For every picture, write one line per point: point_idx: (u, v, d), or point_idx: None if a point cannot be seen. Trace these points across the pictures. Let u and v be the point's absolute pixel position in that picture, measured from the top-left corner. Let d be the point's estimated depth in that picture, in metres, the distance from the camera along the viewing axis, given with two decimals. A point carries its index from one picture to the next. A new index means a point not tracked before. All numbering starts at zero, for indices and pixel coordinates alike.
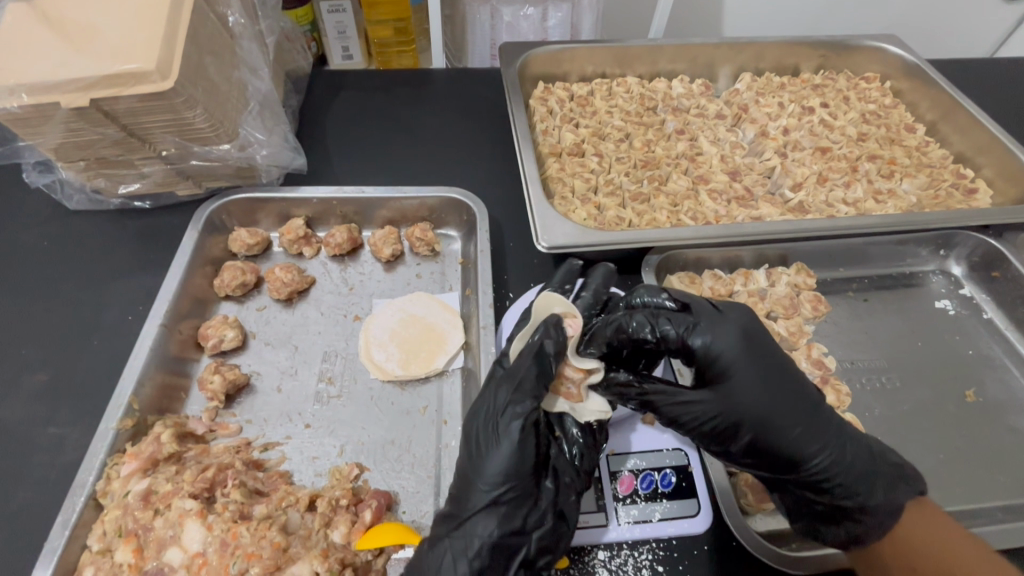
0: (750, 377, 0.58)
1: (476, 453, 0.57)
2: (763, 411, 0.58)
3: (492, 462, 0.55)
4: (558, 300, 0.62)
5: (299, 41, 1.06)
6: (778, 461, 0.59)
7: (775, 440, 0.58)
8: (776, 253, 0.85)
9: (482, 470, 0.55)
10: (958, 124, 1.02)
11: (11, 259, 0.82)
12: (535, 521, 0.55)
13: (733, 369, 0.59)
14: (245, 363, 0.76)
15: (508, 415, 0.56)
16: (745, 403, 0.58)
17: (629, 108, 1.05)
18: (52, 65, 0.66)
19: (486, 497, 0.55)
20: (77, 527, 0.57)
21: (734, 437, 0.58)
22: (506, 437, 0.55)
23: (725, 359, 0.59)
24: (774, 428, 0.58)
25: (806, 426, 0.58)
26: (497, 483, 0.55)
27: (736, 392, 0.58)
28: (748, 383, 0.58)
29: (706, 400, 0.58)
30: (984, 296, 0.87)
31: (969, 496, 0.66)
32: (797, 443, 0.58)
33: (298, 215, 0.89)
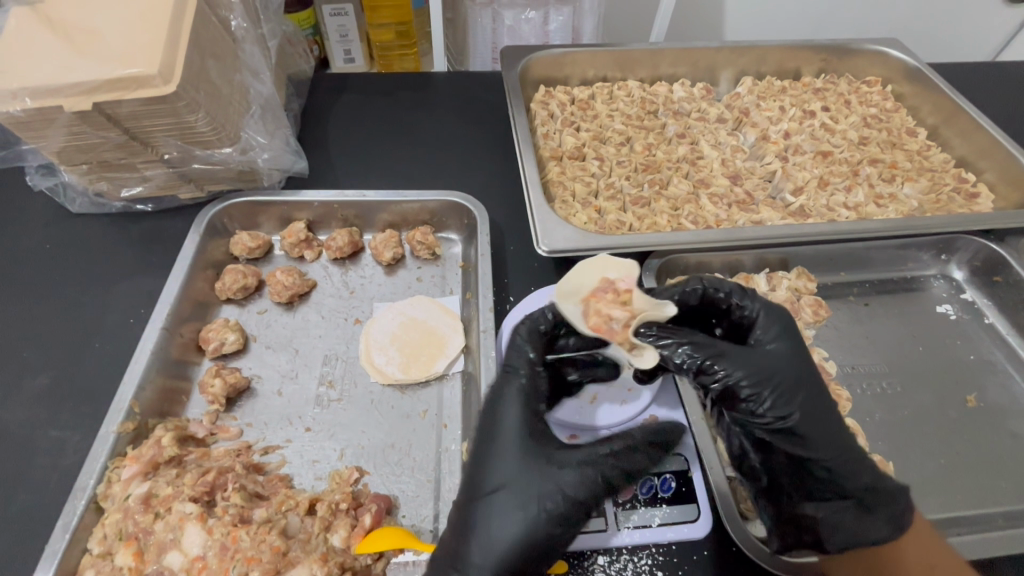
0: (800, 352, 0.60)
1: (516, 508, 0.56)
2: (809, 385, 0.59)
3: (540, 523, 0.55)
4: (615, 263, 0.68)
5: (300, 45, 1.06)
6: (814, 442, 0.58)
7: (813, 417, 0.58)
8: (777, 257, 0.85)
9: (521, 527, 0.55)
10: (960, 128, 1.02)
11: (13, 262, 0.82)
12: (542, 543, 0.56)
13: (783, 342, 0.61)
14: (246, 366, 0.76)
15: (567, 479, 0.57)
16: (799, 371, 0.59)
17: (630, 111, 1.05)
18: (55, 69, 0.67)
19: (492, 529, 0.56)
20: (78, 530, 0.57)
21: (784, 408, 0.58)
22: (563, 501, 0.56)
23: (777, 331, 0.61)
24: (813, 399, 0.59)
25: (833, 409, 0.60)
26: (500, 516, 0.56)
27: (790, 361, 0.59)
28: (797, 357, 0.60)
29: (764, 366, 0.59)
30: (986, 300, 0.86)
31: (971, 501, 0.66)
32: (829, 424, 0.59)
33: (300, 218, 0.89)
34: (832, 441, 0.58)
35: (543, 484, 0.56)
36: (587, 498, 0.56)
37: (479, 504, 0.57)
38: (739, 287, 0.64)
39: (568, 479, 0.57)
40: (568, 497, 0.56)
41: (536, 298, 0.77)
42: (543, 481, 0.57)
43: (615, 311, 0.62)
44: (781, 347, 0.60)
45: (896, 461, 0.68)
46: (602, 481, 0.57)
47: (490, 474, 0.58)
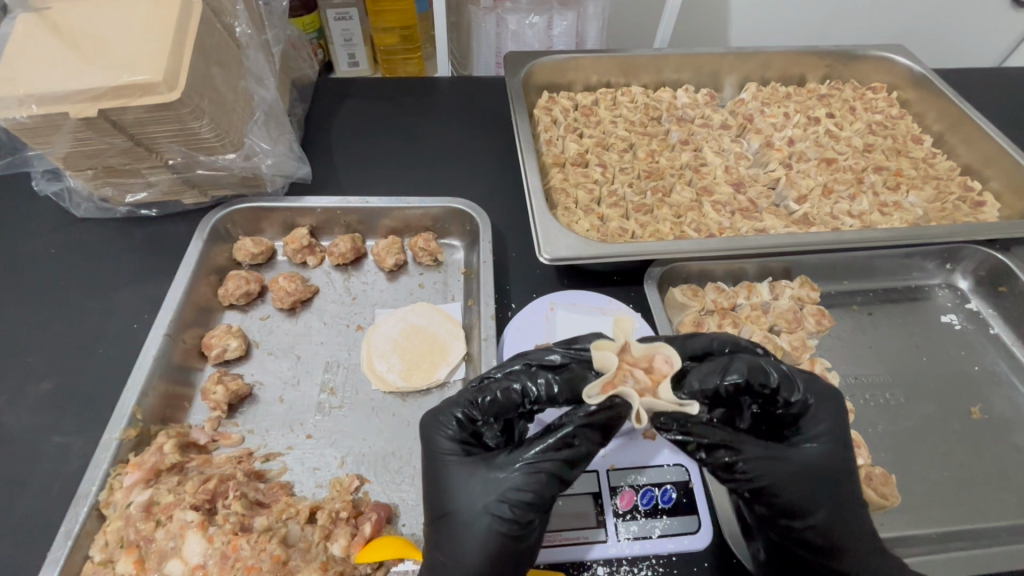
0: (840, 453, 0.57)
1: (472, 532, 0.51)
2: (840, 487, 0.56)
3: (493, 541, 0.51)
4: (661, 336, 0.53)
5: (304, 49, 1.06)
6: (837, 543, 0.55)
7: (840, 520, 0.55)
8: (780, 266, 0.85)
9: (480, 550, 0.51)
10: (966, 135, 1.01)
11: (19, 266, 0.82)
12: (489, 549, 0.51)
13: (824, 442, 0.57)
14: (248, 372, 0.76)
15: (517, 493, 0.51)
16: (833, 474, 0.56)
17: (633, 117, 1.05)
18: (61, 76, 0.67)
19: (443, 545, 0.52)
20: (79, 538, 0.57)
21: (809, 511, 0.55)
22: (516, 512, 0.51)
23: (819, 430, 0.57)
24: (834, 503, 0.55)
25: (853, 509, 0.56)
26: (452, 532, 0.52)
27: (826, 463, 0.56)
28: (833, 459, 0.56)
29: (795, 471, 0.55)
30: (991, 310, 0.86)
31: (975, 515, 0.65)
32: (856, 525, 0.56)
33: (302, 224, 0.89)
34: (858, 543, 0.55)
35: (495, 501, 0.51)
36: (538, 500, 0.51)
37: (440, 528, 0.53)
38: (787, 377, 0.56)
39: (520, 492, 0.51)
40: (519, 508, 0.51)
41: (533, 309, 0.77)
42: (493, 500, 0.51)
43: (636, 373, 0.50)
44: (819, 449, 0.57)
45: (898, 474, 0.68)
46: (554, 480, 0.51)
47: (443, 498, 0.54)
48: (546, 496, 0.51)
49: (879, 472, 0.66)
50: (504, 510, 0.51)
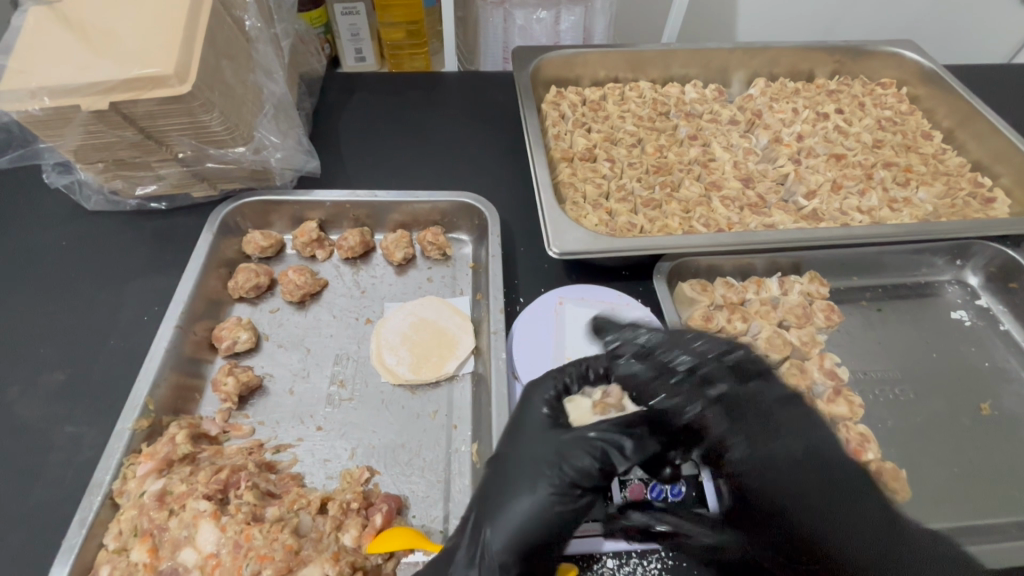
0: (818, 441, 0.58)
1: (525, 494, 0.51)
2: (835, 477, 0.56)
3: (543, 503, 0.51)
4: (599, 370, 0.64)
5: (313, 44, 1.06)
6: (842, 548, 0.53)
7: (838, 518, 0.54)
8: (788, 261, 0.85)
9: (529, 520, 0.51)
10: (976, 131, 1.01)
11: (29, 258, 0.83)
12: (537, 510, 0.51)
13: (789, 429, 0.59)
14: (258, 365, 0.77)
15: (585, 460, 0.52)
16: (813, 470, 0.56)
17: (641, 113, 1.05)
18: (73, 68, 0.67)
19: (491, 506, 0.52)
20: (93, 526, 0.58)
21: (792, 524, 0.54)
22: (576, 481, 0.52)
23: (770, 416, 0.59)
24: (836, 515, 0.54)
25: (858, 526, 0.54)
26: (503, 492, 0.52)
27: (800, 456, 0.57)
28: (815, 450, 0.58)
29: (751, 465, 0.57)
30: (1001, 306, 0.86)
31: (985, 511, 0.65)
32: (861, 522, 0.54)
33: (311, 218, 0.90)
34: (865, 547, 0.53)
35: (559, 464, 0.52)
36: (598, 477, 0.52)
37: (490, 483, 0.53)
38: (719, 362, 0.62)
39: (587, 460, 0.52)
40: (581, 477, 0.52)
41: (542, 303, 0.77)
42: (557, 464, 0.52)
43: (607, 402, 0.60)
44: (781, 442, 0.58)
45: (907, 469, 0.68)
46: (620, 461, 0.52)
47: (507, 457, 0.54)
48: (607, 474, 0.52)
49: (889, 467, 0.66)
50: (563, 476, 0.52)
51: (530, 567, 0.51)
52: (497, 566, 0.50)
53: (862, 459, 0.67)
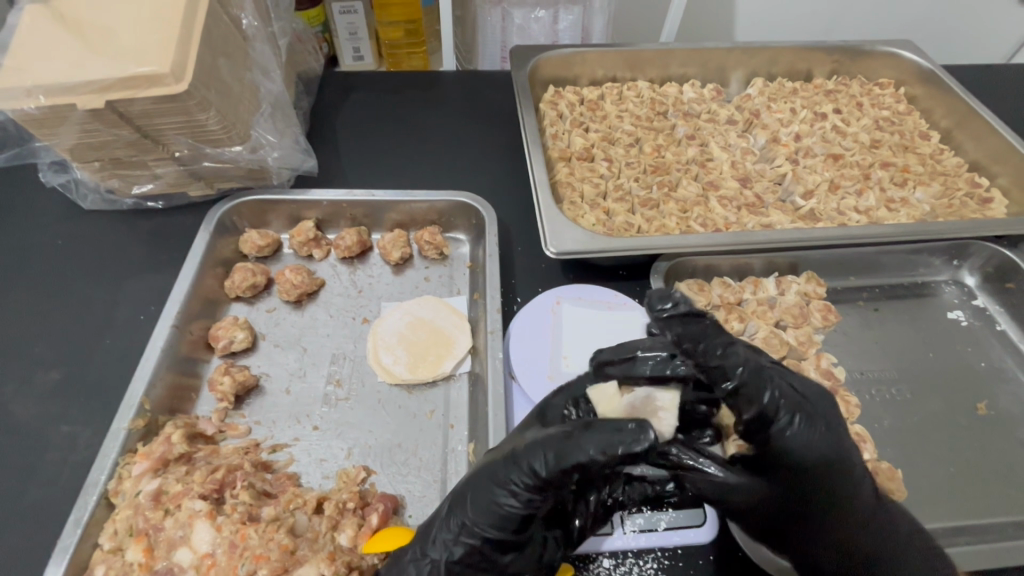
0: (837, 441, 0.55)
1: (471, 492, 0.53)
2: (836, 479, 0.54)
3: (494, 496, 0.51)
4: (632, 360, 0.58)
5: (310, 43, 1.06)
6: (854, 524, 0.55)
7: (825, 520, 0.55)
8: (786, 261, 0.85)
9: (483, 513, 0.52)
10: (974, 131, 1.01)
11: (25, 258, 0.83)
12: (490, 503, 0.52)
13: (806, 428, 0.54)
14: (254, 364, 0.76)
15: (521, 466, 0.50)
16: (811, 475, 0.54)
17: (639, 112, 1.05)
18: (68, 66, 0.67)
19: (458, 498, 0.54)
20: (89, 526, 0.57)
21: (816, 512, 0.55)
22: (515, 489, 0.51)
23: (796, 411, 0.54)
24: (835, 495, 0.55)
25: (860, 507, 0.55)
26: (468, 484, 0.54)
27: (807, 460, 0.53)
28: (828, 451, 0.54)
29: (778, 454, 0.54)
30: (998, 307, 0.86)
31: (981, 511, 0.65)
32: (848, 521, 0.55)
33: (308, 217, 0.89)
34: (839, 547, 0.55)
35: (501, 467, 0.52)
36: (535, 486, 0.50)
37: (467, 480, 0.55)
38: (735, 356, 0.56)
39: (527, 465, 0.50)
40: (518, 484, 0.51)
41: (539, 303, 0.77)
42: (500, 467, 0.52)
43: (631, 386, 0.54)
44: (793, 439, 0.53)
45: (903, 469, 0.68)
46: (547, 472, 0.49)
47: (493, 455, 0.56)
48: (543, 485, 0.50)
49: (885, 466, 0.66)
50: (504, 479, 0.51)
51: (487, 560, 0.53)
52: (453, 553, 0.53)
53: None
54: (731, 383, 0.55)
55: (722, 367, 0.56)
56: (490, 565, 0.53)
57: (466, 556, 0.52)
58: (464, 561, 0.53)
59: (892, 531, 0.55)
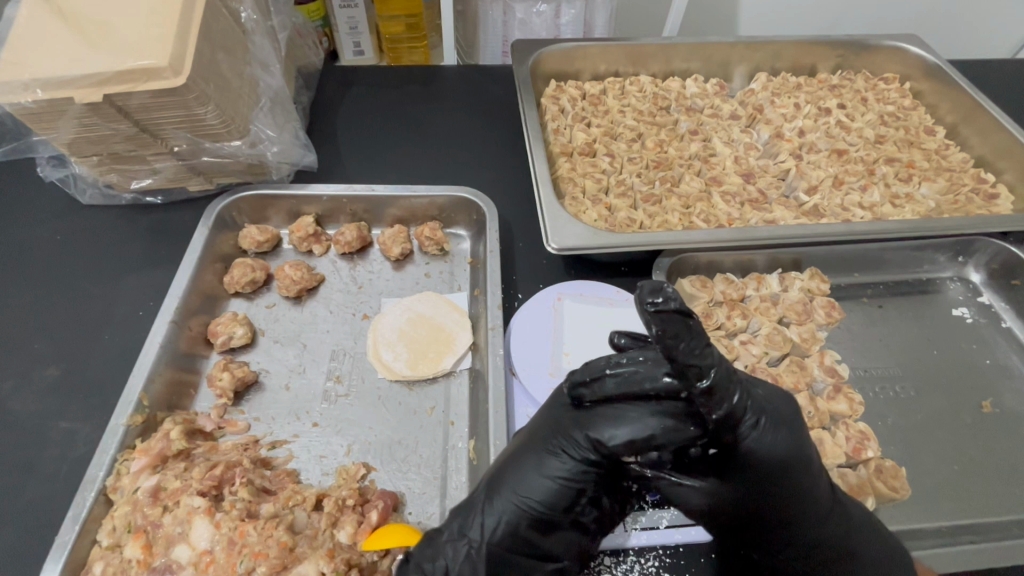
0: (796, 439, 0.51)
1: (522, 467, 0.54)
2: (807, 482, 0.51)
3: (551, 465, 0.53)
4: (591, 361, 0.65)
5: (310, 37, 1.05)
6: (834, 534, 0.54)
7: (782, 521, 0.53)
8: (789, 257, 0.84)
9: (535, 484, 0.53)
10: (980, 126, 1.00)
11: (23, 253, 0.82)
12: (543, 472, 0.54)
13: (768, 432, 0.50)
14: (254, 360, 0.76)
15: (577, 438, 0.53)
16: (769, 479, 0.51)
17: (641, 107, 1.04)
18: (66, 60, 0.66)
19: (505, 470, 0.55)
20: (87, 522, 0.57)
21: (795, 523, 0.53)
22: (569, 461, 0.53)
23: (758, 414, 0.50)
24: (808, 508, 0.52)
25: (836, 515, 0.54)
26: (516, 455, 0.55)
27: (765, 467, 0.50)
28: (788, 454, 0.50)
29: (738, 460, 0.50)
30: (1004, 304, 0.85)
31: (986, 510, 0.65)
32: (805, 520, 0.53)
33: (308, 212, 0.89)
34: (788, 537, 0.54)
35: (553, 439, 0.54)
36: (590, 461, 0.53)
37: (509, 454, 0.56)
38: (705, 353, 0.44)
39: (583, 438, 0.53)
40: (572, 456, 0.53)
41: (540, 300, 0.77)
42: (552, 443, 0.54)
43: None
44: (754, 444, 0.50)
45: (907, 467, 0.68)
46: (606, 447, 0.52)
47: (533, 425, 0.57)
48: (600, 460, 0.52)
49: (889, 465, 0.66)
50: (558, 451, 0.54)
51: (532, 533, 0.53)
52: (500, 529, 0.53)
53: (862, 457, 0.66)
54: (706, 384, 0.44)
55: (699, 367, 0.44)
56: (534, 545, 0.53)
57: (513, 532, 0.53)
58: (509, 543, 0.53)
59: (846, 524, 0.54)
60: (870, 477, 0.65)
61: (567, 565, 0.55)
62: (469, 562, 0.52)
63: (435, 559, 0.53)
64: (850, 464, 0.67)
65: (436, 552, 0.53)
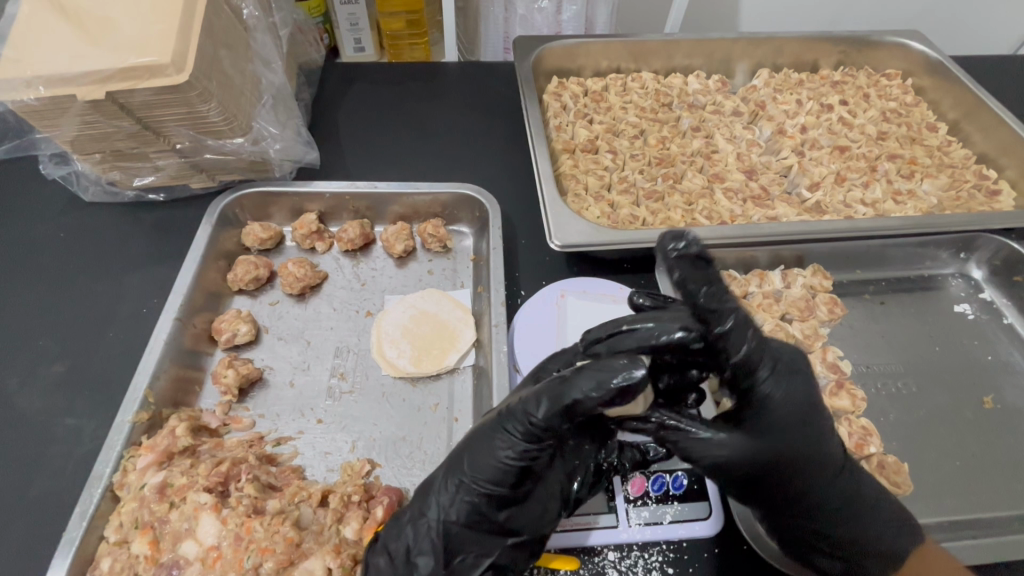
0: (808, 390, 0.56)
1: (474, 448, 0.55)
2: (817, 434, 0.55)
3: (500, 443, 0.54)
4: None
5: (311, 34, 1.03)
6: (836, 501, 0.56)
7: (798, 475, 0.55)
8: (792, 254, 0.84)
9: (487, 465, 0.54)
10: (981, 123, 1.00)
11: (26, 251, 0.82)
12: (496, 453, 0.54)
13: (783, 381, 0.54)
14: (258, 357, 0.76)
15: (518, 416, 0.53)
16: (786, 430, 0.54)
17: (644, 103, 1.04)
18: (68, 57, 0.66)
19: (461, 453, 0.56)
20: (94, 518, 0.57)
21: (805, 488, 0.55)
22: (512, 438, 0.53)
23: (774, 362, 0.55)
24: (813, 466, 0.55)
25: (840, 480, 0.57)
26: (470, 435, 0.56)
27: (784, 409, 0.54)
28: (803, 404, 0.55)
29: (758, 404, 0.54)
30: (1006, 300, 0.85)
31: (986, 504, 0.65)
32: (813, 480, 0.55)
33: (311, 209, 0.89)
34: (794, 499, 0.55)
35: (501, 418, 0.54)
36: (530, 437, 0.52)
37: (469, 435, 0.56)
38: (719, 286, 0.53)
39: (523, 417, 0.52)
40: (516, 433, 0.53)
41: (544, 297, 0.77)
42: (498, 424, 0.54)
43: None
44: (772, 392, 0.54)
45: (908, 462, 0.68)
46: (537, 421, 0.51)
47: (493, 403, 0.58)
48: (538, 434, 0.52)
49: (891, 460, 0.66)
50: (505, 431, 0.53)
51: (489, 509, 0.54)
52: (456, 509, 0.54)
53: (864, 453, 0.67)
54: (724, 326, 0.51)
55: (718, 312, 0.51)
56: (490, 522, 0.54)
57: (467, 510, 0.54)
58: (462, 518, 0.54)
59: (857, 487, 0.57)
60: (872, 472, 0.65)
61: (527, 540, 0.55)
62: (427, 539, 0.54)
63: (397, 539, 0.55)
64: (852, 459, 0.68)
65: (399, 531, 0.55)
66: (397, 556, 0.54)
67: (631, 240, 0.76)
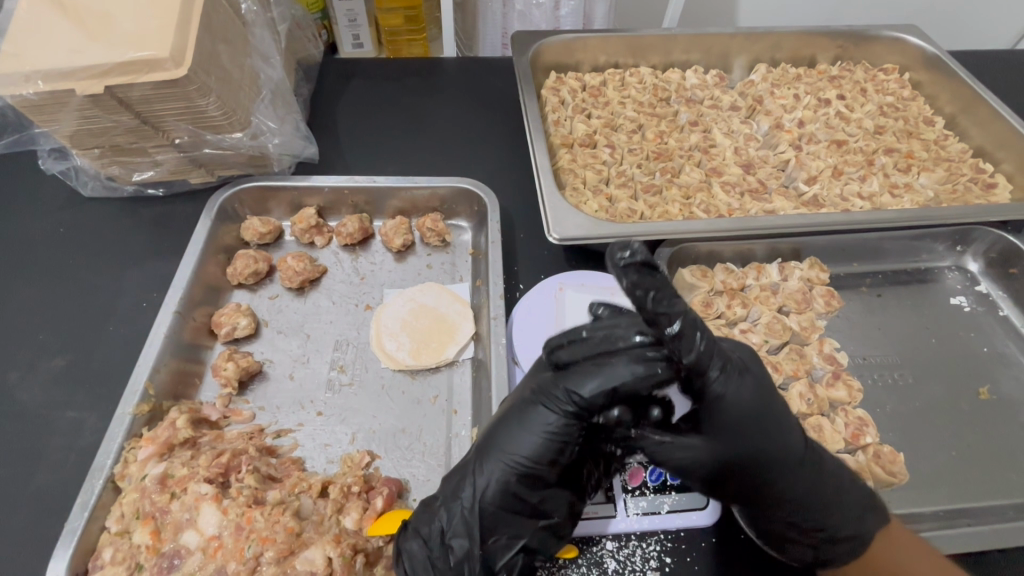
0: (760, 387, 0.54)
1: (510, 428, 0.55)
2: (768, 431, 0.54)
3: (536, 420, 0.54)
4: None
5: (309, 29, 1.04)
6: (814, 497, 0.55)
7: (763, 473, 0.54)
8: (789, 247, 0.85)
9: (526, 441, 0.54)
10: (978, 117, 1.00)
11: (26, 245, 0.82)
12: (534, 431, 0.54)
13: (735, 379, 0.53)
14: (257, 350, 0.77)
15: (557, 394, 0.54)
16: (739, 429, 0.53)
17: (642, 99, 1.04)
18: (66, 51, 0.66)
19: (497, 431, 0.56)
20: (96, 509, 0.58)
21: (775, 485, 0.54)
22: (551, 416, 0.54)
23: (724, 360, 0.52)
24: (776, 464, 0.54)
25: (813, 475, 0.55)
26: (504, 413, 0.57)
27: (737, 409, 0.52)
28: (755, 403, 0.53)
29: (709, 405, 0.52)
30: (1001, 292, 0.86)
31: (980, 493, 0.66)
32: (781, 476, 0.54)
33: (309, 204, 0.89)
34: (762, 496, 0.55)
35: (537, 396, 0.55)
36: (569, 414, 0.53)
37: (502, 415, 0.57)
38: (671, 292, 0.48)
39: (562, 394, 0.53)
40: (554, 410, 0.54)
41: (542, 289, 0.77)
42: (535, 401, 0.55)
43: None
44: (723, 391, 0.52)
45: (904, 451, 0.69)
46: (576, 400, 0.52)
47: (525, 383, 0.58)
48: (578, 414, 0.53)
49: (887, 450, 0.66)
50: (543, 407, 0.54)
51: (524, 490, 0.54)
52: (493, 489, 0.54)
53: (860, 443, 0.67)
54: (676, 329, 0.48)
55: (668, 315, 0.47)
56: (524, 502, 0.55)
57: (506, 489, 0.54)
58: (498, 498, 0.54)
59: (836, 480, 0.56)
60: (868, 462, 0.66)
61: (558, 524, 0.55)
62: (462, 521, 0.55)
63: (430, 523, 0.55)
64: (849, 450, 0.68)
65: (431, 516, 0.56)
66: (432, 538, 0.55)
67: (627, 232, 0.76)
